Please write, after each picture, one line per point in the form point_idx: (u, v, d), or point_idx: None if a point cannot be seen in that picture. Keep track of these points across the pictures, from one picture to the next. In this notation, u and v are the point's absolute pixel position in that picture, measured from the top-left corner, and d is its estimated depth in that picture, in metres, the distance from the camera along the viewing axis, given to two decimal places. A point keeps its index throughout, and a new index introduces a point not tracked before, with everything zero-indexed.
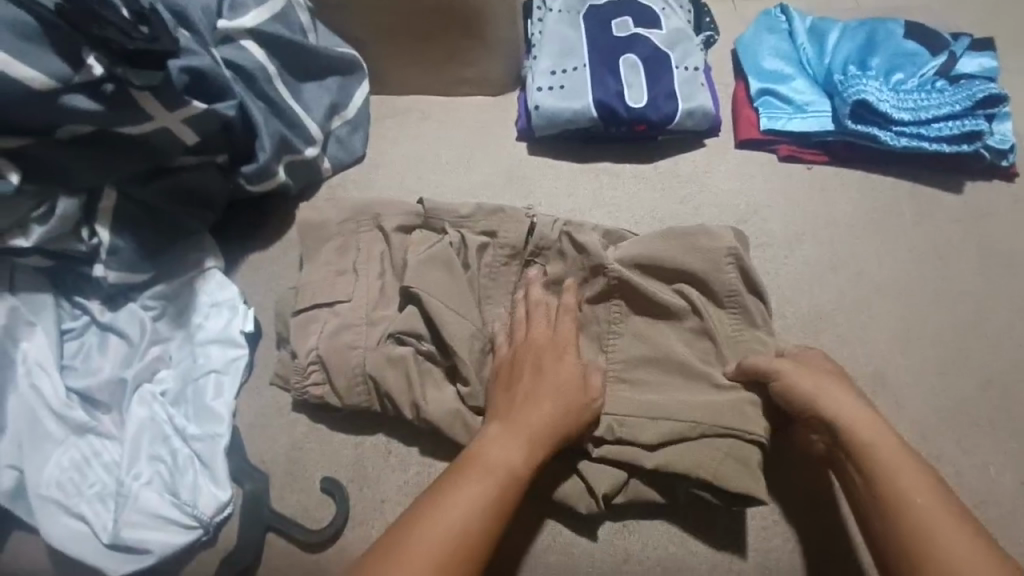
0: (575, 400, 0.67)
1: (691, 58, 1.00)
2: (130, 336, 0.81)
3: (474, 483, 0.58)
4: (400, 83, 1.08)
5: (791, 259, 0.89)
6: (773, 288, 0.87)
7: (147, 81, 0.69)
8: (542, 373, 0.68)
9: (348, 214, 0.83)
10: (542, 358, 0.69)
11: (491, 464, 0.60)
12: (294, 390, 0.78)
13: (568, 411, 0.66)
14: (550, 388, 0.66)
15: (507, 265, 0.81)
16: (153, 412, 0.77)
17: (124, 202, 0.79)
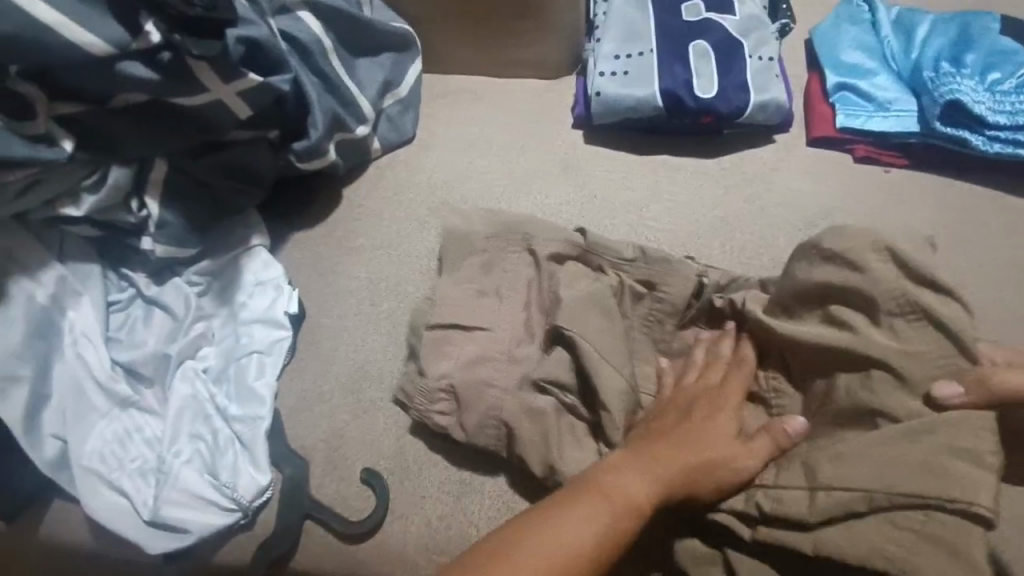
0: (728, 451, 0.64)
1: (765, 46, 0.94)
2: (174, 311, 0.80)
3: (594, 506, 0.58)
4: (454, 62, 1.04)
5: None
6: None
7: (204, 50, 0.67)
8: (696, 421, 0.66)
9: (497, 231, 0.81)
10: (706, 409, 0.67)
11: (620, 497, 0.59)
12: (416, 410, 0.75)
13: (713, 461, 0.63)
14: (704, 433, 0.64)
15: (662, 323, 0.78)
16: (195, 390, 0.76)
17: (175, 175, 0.77)
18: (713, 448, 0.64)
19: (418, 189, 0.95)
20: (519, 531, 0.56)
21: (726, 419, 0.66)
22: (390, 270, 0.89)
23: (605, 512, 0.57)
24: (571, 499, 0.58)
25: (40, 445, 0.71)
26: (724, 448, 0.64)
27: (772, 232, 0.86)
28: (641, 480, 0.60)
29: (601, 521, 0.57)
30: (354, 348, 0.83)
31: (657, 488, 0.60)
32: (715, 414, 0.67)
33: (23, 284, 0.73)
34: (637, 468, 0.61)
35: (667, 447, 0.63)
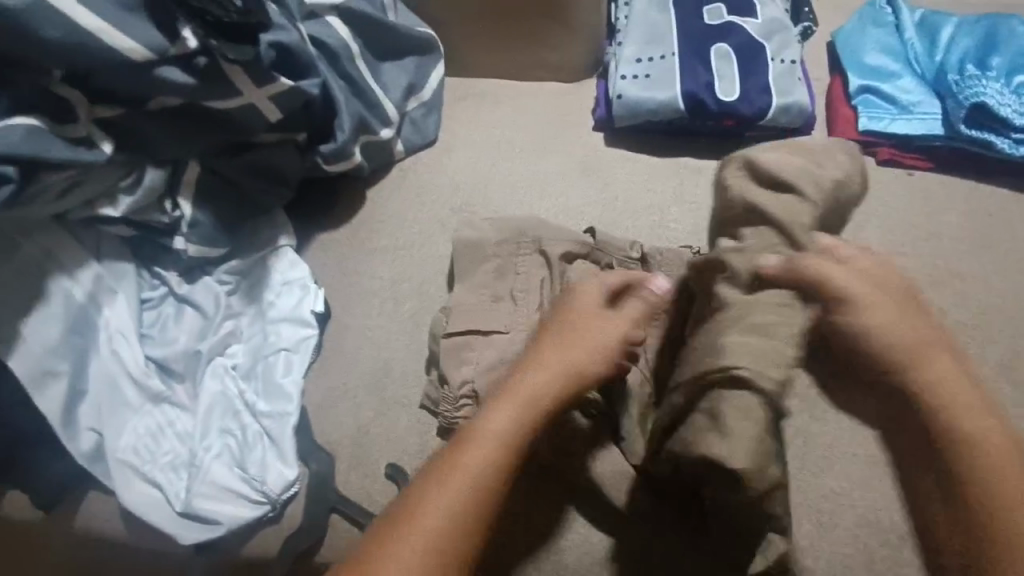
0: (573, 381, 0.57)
1: (788, 50, 0.94)
2: (205, 309, 0.82)
3: (481, 465, 0.50)
4: (477, 65, 1.06)
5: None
6: None
7: (239, 55, 0.69)
8: (581, 350, 0.58)
9: (510, 236, 0.82)
10: (573, 333, 0.59)
11: (478, 448, 0.51)
12: (442, 416, 0.76)
13: (567, 381, 0.56)
14: (555, 364, 0.57)
15: None
16: (225, 387, 0.78)
17: (207, 176, 0.79)
18: (550, 365, 0.57)
19: (441, 191, 0.96)
20: (410, 517, 0.48)
21: (588, 332, 0.60)
22: (412, 270, 0.90)
23: (473, 466, 0.50)
24: (447, 460, 0.50)
25: (78, 438, 0.73)
26: (546, 367, 0.56)
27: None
28: (503, 419, 0.52)
29: (488, 479, 0.50)
30: (378, 347, 0.84)
31: (521, 425, 0.52)
32: (584, 333, 0.60)
33: (61, 282, 0.74)
34: (506, 408, 0.53)
35: (534, 376, 0.56)
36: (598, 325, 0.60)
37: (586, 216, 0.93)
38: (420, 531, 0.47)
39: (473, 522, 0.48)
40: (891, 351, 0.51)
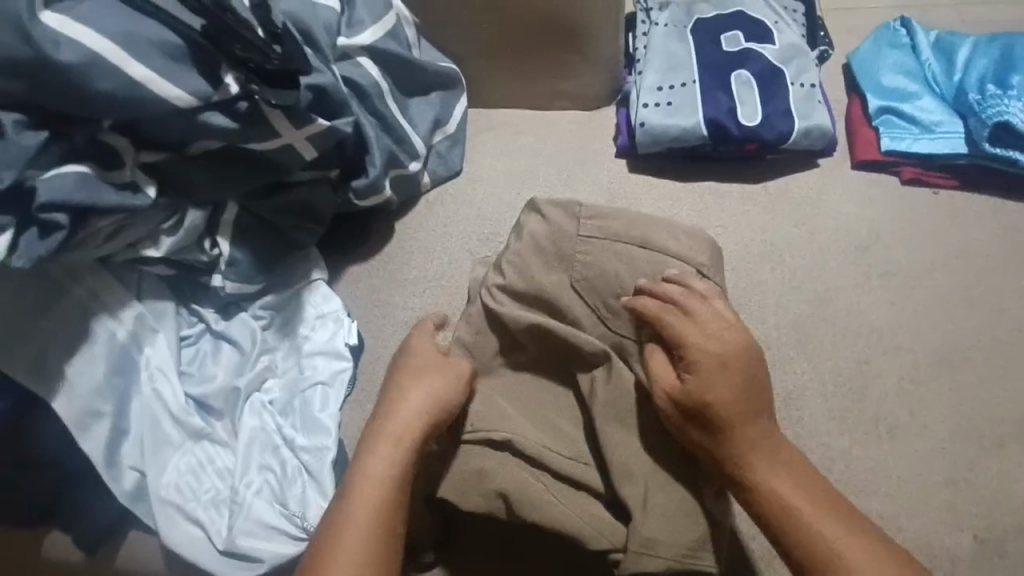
0: (426, 410, 0.68)
1: (806, 74, 0.96)
2: (241, 345, 0.82)
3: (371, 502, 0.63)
4: (499, 97, 1.09)
5: (919, 290, 0.83)
6: (901, 321, 0.81)
7: (281, 100, 0.72)
8: (409, 381, 0.71)
9: None
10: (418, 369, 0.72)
11: (368, 479, 0.64)
12: None
13: (421, 423, 0.68)
14: (422, 397, 0.69)
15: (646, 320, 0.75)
16: (264, 422, 0.79)
17: (243, 215, 0.81)
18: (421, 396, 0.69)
19: (467, 221, 0.98)
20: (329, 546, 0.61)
21: (427, 368, 0.71)
22: (443, 301, 0.91)
23: (373, 488, 0.64)
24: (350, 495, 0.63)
25: (120, 477, 0.73)
26: (422, 394, 0.69)
27: (823, 256, 0.87)
28: (382, 455, 0.66)
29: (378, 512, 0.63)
30: None
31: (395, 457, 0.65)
32: (424, 379, 0.71)
33: (105, 322, 0.75)
34: (384, 452, 0.66)
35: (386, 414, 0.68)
36: (433, 362, 0.72)
37: None
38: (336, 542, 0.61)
39: (384, 536, 0.62)
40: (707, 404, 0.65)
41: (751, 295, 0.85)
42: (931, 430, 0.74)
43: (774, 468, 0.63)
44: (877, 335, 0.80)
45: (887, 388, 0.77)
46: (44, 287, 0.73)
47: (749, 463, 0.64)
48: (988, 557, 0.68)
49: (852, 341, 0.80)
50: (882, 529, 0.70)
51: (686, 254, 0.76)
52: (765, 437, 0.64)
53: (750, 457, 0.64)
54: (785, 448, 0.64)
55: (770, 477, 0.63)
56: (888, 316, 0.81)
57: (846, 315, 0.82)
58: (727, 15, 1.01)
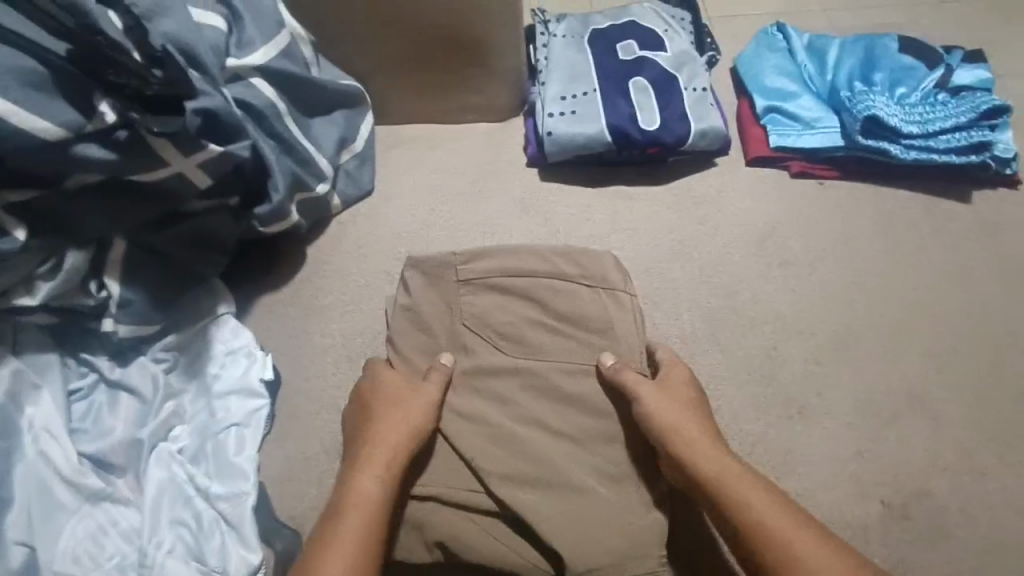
0: (404, 423, 0.71)
1: (698, 78, 1.01)
2: (142, 393, 0.76)
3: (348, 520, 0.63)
4: (408, 115, 1.11)
5: (815, 275, 0.89)
6: (801, 303, 0.87)
7: (165, 127, 0.67)
8: (398, 412, 0.72)
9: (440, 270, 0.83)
10: (411, 399, 0.74)
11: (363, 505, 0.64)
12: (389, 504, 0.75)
13: (394, 434, 0.70)
14: (391, 413, 0.72)
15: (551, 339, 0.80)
16: (172, 473, 0.73)
17: (135, 252, 0.75)
18: (410, 424, 0.71)
19: (383, 241, 0.97)
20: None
21: (422, 401, 0.74)
22: (364, 325, 0.89)
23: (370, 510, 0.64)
24: (348, 520, 0.63)
25: (4, 554, 0.65)
26: (415, 423, 0.72)
27: (727, 249, 0.91)
28: (376, 476, 0.67)
29: (362, 530, 0.62)
30: (333, 407, 0.82)
31: (385, 484, 0.67)
32: (412, 410, 0.72)
33: None
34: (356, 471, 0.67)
35: (375, 440, 0.70)
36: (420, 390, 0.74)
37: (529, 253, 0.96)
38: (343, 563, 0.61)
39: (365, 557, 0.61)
40: (675, 428, 0.69)
41: (665, 291, 0.88)
42: (835, 405, 0.80)
43: (731, 497, 0.64)
44: (783, 320, 0.85)
45: (795, 369, 0.82)
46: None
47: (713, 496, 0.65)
48: (895, 519, 0.74)
49: (759, 329, 0.85)
50: (802, 504, 0.74)
51: (564, 269, 0.82)
52: (725, 476, 0.65)
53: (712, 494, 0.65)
54: (744, 481, 0.64)
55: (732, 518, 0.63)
56: (789, 299, 0.87)
57: (752, 304, 0.87)
58: (621, 26, 1.06)
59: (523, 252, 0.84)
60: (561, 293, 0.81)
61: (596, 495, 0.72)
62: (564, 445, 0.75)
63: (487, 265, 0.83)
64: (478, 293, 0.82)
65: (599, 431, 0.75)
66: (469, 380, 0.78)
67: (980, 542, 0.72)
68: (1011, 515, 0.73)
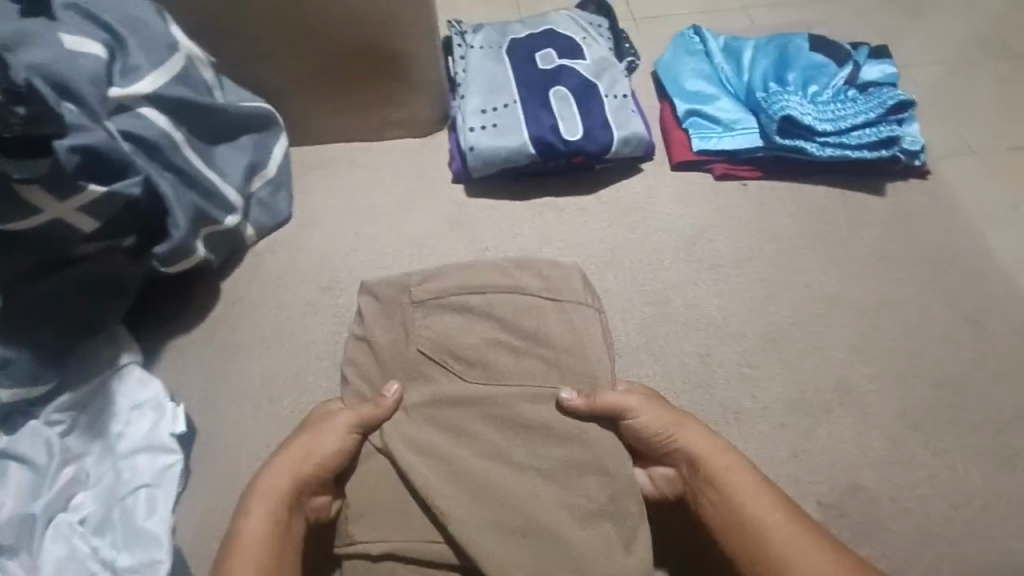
0: (315, 452, 0.69)
1: (619, 85, 1.00)
2: (33, 461, 0.69)
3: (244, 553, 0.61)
4: (326, 133, 1.06)
5: (743, 276, 0.89)
6: (732, 304, 0.87)
7: (31, 171, 0.62)
8: (301, 447, 0.70)
9: (387, 293, 0.77)
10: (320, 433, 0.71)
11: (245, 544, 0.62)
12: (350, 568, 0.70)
13: (300, 466, 0.68)
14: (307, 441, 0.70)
15: (516, 360, 0.73)
16: (72, 547, 0.67)
17: (12, 305, 0.68)
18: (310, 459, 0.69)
19: (304, 270, 0.92)
20: None
21: (328, 435, 0.70)
22: (286, 361, 0.84)
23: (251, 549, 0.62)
24: (228, 561, 0.61)
25: None
26: (313, 458, 0.69)
27: (657, 256, 0.91)
28: (264, 513, 0.65)
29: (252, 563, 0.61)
30: (257, 453, 0.78)
31: (272, 523, 0.64)
32: (316, 445, 0.70)
33: None
34: (258, 502, 0.66)
35: (269, 476, 0.68)
36: (330, 422, 0.71)
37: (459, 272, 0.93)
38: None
39: None
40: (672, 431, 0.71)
41: None
42: (771, 406, 0.80)
43: (742, 498, 0.65)
44: (715, 324, 0.85)
45: (731, 372, 0.82)
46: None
47: (723, 497, 0.66)
48: (831, 518, 0.74)
49: (694, 334, 0.85)
50: None
51: (527, 284, 0.76)
52: (733, 477, 0.67)
53: (721, 494, 0.67)
54: (754, 482, 0.67)
55: (740, 519, 0.64)
56: (722, 301, 0.87)
57: (684, 309, 0.86)
58: (539, 34, 1.04)
59: (481, 266, 0.78)
60: (529, 309, 0.75)
61: (574, 538, 0.66)
62: (531, 476, 0.69)
63: (443, 282, 0.76)
64: (433, 312, 0.75)
65: (570, 460, 0.69)
66: (425, 410, 0.72)
67: (912, 533, 0.74)
68: (940, 503, 0.75)
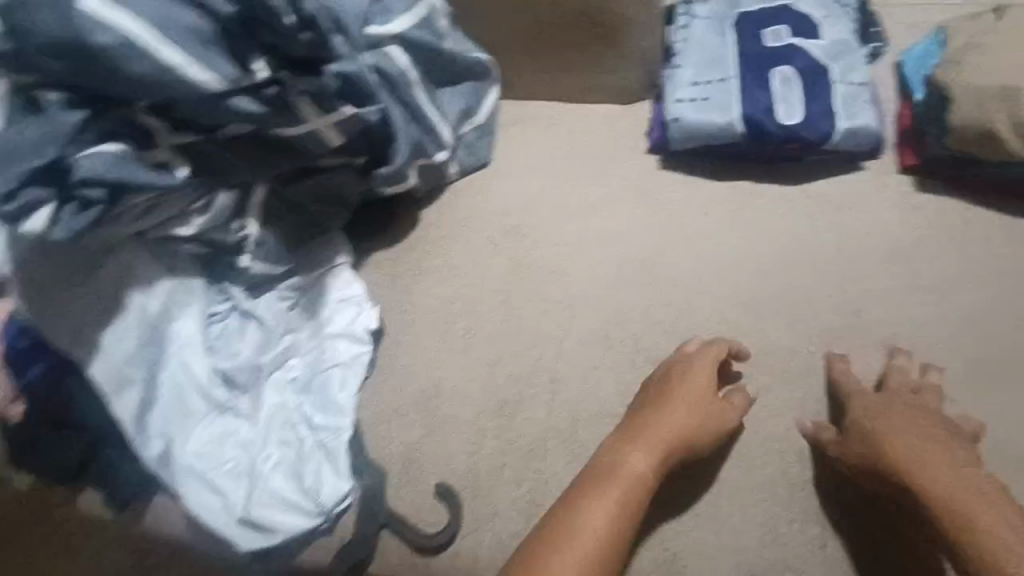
0: (708, 409, 0.75)
1: (855, 71, 0.92)
2: (267, 323, 0.86)
3: (610, 491, 0.68)
4: (528, 87, 1.02)
5: (933, 302, 0.84)
6: (911, 328, 0.83)
7: (309, 86, 0.71)
8: (641, 443, 0.72)
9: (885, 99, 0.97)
10: (637, 423, 0.74)
11: (585, 541, 0.65)
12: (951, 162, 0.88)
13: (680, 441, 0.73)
14: (682, 404, 0.74)
15: None
16: (285, 399, 0.82)
17: (271, 198, 0.83)
18: (626, 472, 0.70)
19: (494, 214, 0.94)
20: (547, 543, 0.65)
21: (677, 421, 0.73)
22: (464, 290, 0.90)
23: (581, 563, 0.64)
24: (587, 495, 0.68)
25: (147, 445, 0.78)
26: (633, 477, 0.70)
27: (848, 266, 0.87)
28: (643, 458, 0.71)
29: (617, 502, 0.68)
30: (431, 365, 0.86)
31: (611, 523, 0.66)
32: (620, 465, 0.70)
33: (139, 295, 0.78)
34: (629, 448, 0.72)
35: (612, 457, 0.71)
36: (693, 390, 0.76)
37: (642, 237, 0.90)
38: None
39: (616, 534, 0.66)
40: (866, 429, 0.72)
41: (771, 301, 0.85)
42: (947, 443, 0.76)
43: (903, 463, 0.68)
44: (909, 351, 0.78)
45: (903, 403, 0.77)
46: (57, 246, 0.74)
47: (864, 429, 0.72)
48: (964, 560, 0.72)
49: (868, 353, 0.83)
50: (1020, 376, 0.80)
51: None
52: (875, 414, 0.73)
53: (858, 420, 0.73)
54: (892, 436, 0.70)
55: (920, 464, 0.67)
56: (904, 326, 0.83)
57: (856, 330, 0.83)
58: (777, 7, 0.96)
59: None
60: None
61: None
62: None
63: None
64: (971, 87, 0.85)
65: None
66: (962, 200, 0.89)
67: None
68: None
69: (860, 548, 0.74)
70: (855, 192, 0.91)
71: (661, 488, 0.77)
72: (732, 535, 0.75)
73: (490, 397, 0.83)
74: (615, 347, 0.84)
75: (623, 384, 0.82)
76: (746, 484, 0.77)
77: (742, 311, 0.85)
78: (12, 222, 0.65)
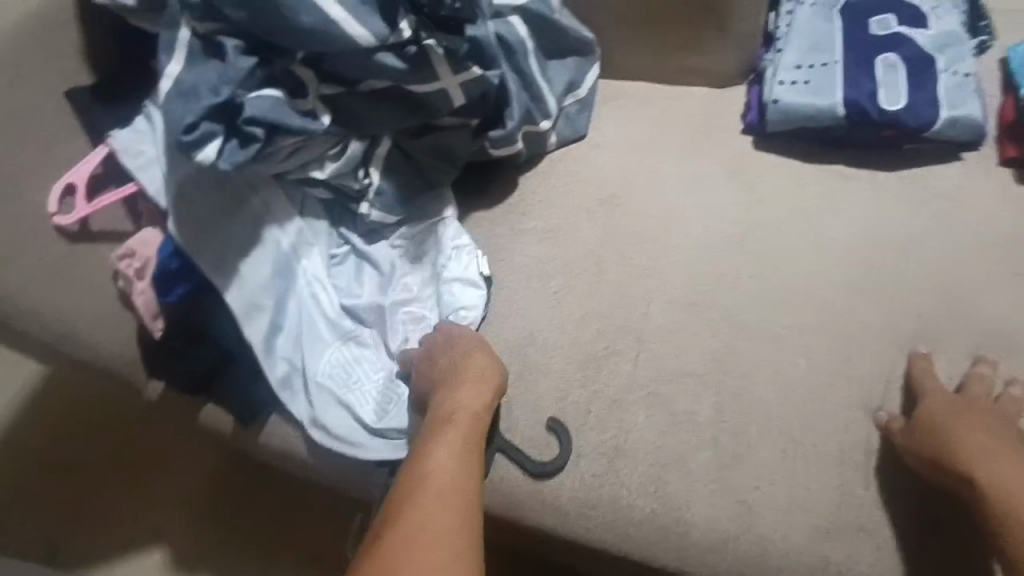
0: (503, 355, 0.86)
1: (962, 62, 0.94)
2: (382, 266, 0.93)
3: (453, 430, 0.75)
4: (627, 66, 1.06)
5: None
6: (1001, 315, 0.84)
7: (448, 45, 0.80)
8: (466, 380, 0.80)
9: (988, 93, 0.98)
10: (452, 371, 0.82)
11: (438, 477, 0.70)
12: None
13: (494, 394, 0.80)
14: (489, 347, 0.85)
15: None
16: (403, 332, 0.90)
17: (393, 150, 0.90)
18: (460, 410, 0.77)
19: (588, 182, 0.99)
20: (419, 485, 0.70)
21: (493, 358, 0.84)
22: (559, 251, 0.95)
23: (445, 491, 0.69)
24: (440, 433, 0.75)
25: (275, 364, 0.85)
26: (470, 413, 0.77)
27: (939, 252, 0.88)
28: (475, 398, 0.79)
29: (461, 440, 0.75)
30: (524, 318, 0.91)
31: (461, 454, 0.73)
32: (455, 404, 0.78)
33: (274, 231, 0.87)
34: (466, 389, 0.80)
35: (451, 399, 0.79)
36: (490, 348, 0.85)
37: (732, 212, 0.94)
38: (419, 519, 0.66)
39: (470, 476, 0.72)
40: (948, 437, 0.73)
41: (859, 281, 0.88)
42: None
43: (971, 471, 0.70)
44: None
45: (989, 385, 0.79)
46: (214, 180, 0.85)
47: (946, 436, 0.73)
48: None
49: (954, 338, 0.84)
50: None
51: None
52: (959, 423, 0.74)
53: (943, 426, 0.74)
54: (970, 446, 0.71)
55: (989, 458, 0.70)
56: (993, 312, 0.84)
57: (945, 313, 0.85)
58: None
59: None
60: None
61: None
62: None
63: None
64: None
65: None
66: None
67: None
68: None
69: (940, 526, 0.77)
70: (948, 182, 0.93)
71: (740, 446, 0.81)
72: (807, 496, 0.79)
73: (580, 350, 0.88)
74: (702, 312, 0.88)
75: (710, 348, 0.86)
76: (825, 450, 0.80)
77: (829, 288, 0.88)
78: (189, 150, 0.74)
